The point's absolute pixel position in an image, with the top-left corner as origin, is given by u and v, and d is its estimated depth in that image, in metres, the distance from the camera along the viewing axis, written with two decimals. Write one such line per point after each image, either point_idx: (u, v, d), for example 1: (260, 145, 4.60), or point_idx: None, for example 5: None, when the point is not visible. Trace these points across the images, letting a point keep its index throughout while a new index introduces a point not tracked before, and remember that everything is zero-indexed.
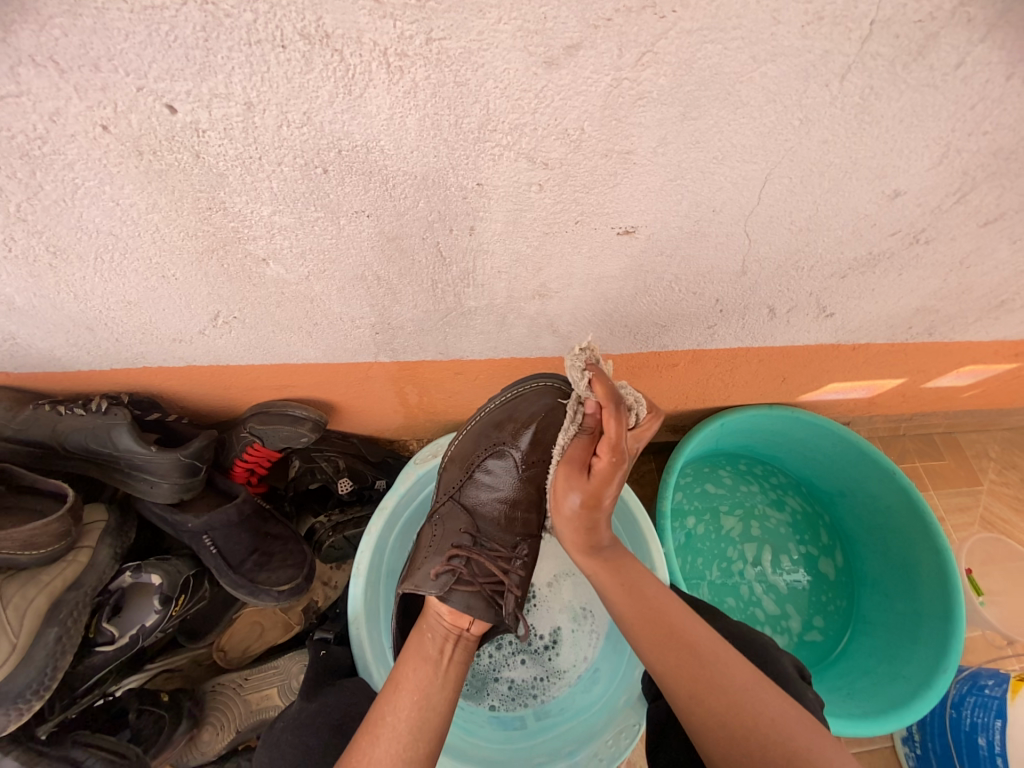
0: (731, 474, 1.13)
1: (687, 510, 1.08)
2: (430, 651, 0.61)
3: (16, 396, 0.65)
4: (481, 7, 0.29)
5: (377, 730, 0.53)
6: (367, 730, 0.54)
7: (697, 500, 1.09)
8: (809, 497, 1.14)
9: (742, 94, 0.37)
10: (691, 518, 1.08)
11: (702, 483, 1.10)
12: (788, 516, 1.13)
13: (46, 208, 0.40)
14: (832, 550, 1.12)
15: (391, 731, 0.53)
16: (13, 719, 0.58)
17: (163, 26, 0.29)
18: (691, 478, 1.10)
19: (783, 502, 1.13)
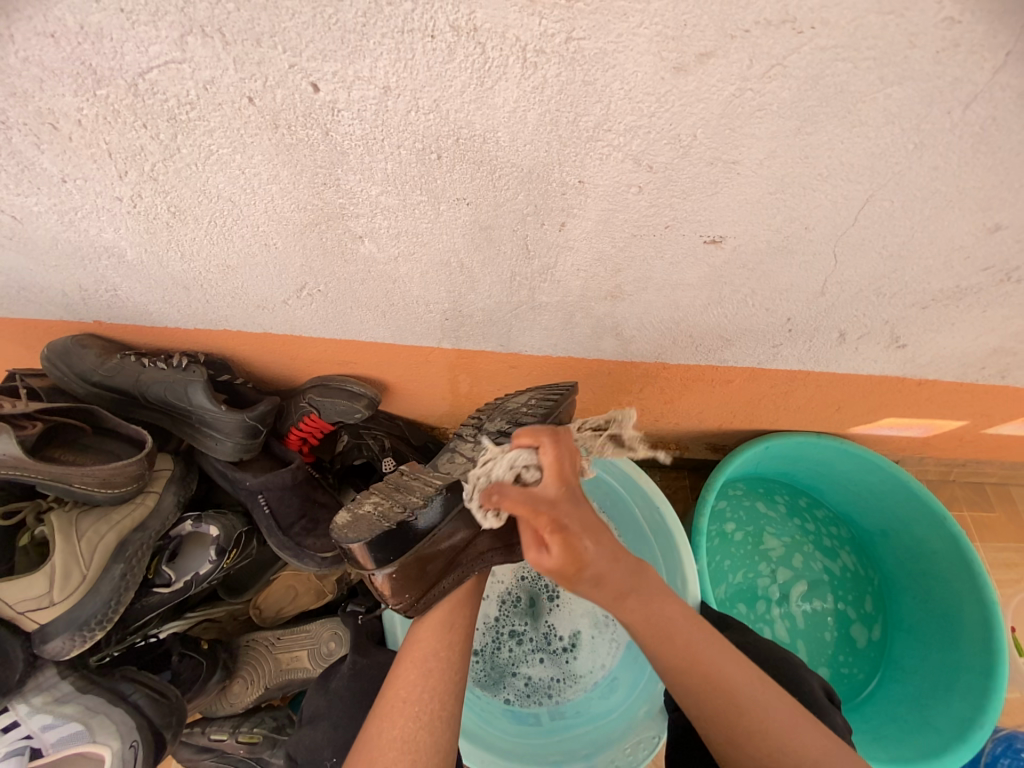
0: (779, 500, 1.11)
1: (724, 510, 1.07)
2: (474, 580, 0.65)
3: (106, 345, 0.70)
4: (625, 11, 0.31)
5: (430, 658, 0.57)
6: (415, 660, 0.57)
7: (740, 514, 1.07)
8: (861, 551, 1.09)
9: (861, 113, 0.37)
10: (728, 530, 1.06)
11: (752, 499, 1.09)
12: (839, 569, 1.08)
13: (178, 171, 0.44)
14: (871, 620, 1.06)
15: (445, 658, 0.57)
16: (77, 645, 0.62)
17: (329, 9, 0.31)
18: (741, 492, 1.09)
19: (837, 552, 1.09)
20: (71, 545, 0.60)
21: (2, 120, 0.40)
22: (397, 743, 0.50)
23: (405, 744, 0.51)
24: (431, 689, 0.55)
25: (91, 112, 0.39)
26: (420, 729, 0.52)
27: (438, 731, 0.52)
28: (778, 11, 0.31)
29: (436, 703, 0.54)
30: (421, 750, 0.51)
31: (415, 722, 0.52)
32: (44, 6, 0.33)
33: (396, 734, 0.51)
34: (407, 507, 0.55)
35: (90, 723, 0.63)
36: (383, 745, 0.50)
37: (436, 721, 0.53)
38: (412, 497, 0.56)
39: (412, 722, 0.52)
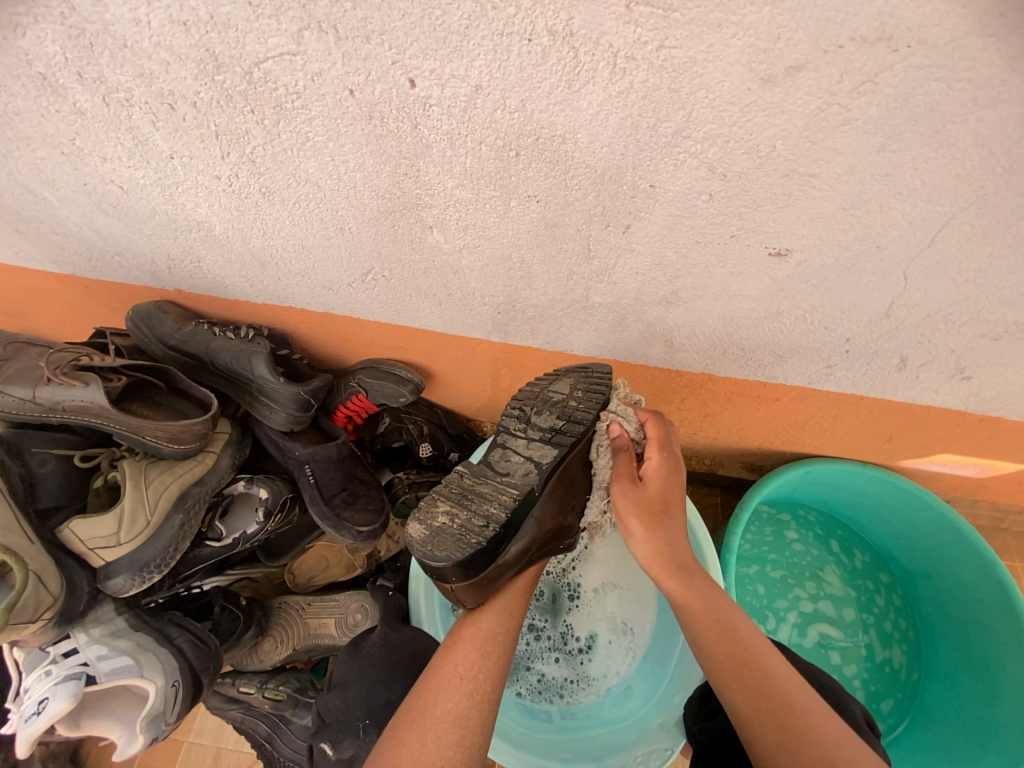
0: (844, 530, 1.08)
1: (786, 520, 1.07)
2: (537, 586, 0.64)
3: (183, 313, 0.76)
4: (720, 22, 0.31)
5: (489, 644, 0.57)
6: (479, 644, 0.57)
7: (811, 536, 1.06)
8: (915, 652, 1.02)
9: (952, 133, 0.36)
10: (790, 536, 1.05)
11: (825, 531, 1.07)
12: (887, 640, 1.02)
13: (274, 154, 0.47)
14: (875, 714, 0.99)
15: (499, 646, 0.58)
16: (135, 584, 0.67)
17: (437, 11, 0.33)
18: (813, 520, 1.08)
19: (890, 638, 1.02)
20: (140, 490, 0.66)
21: (129, 99, 0.45)
22: (452, 718, 0.52)
23: (457, 718, 0.53)
24: (485, 671, 0.56)
25: (207, 95, 0.43)
26: (472, 708, 0.54)
27: (484, 712, 0.54)
28: (875, 28, 0.31)
29: (488, 686, 0.56)
30: (469, 727, 0.53)
31: (469, 699, 0.54)
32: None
33: (450, 708, 0.53)
34: (487, 520, 0.55)
35: (139, 659, 0.67)
36: (438, 716, 0.52)
37: (484, 702, 0.55)
38: (490, 506, 0.56)
39: (468, 700, 0.54)
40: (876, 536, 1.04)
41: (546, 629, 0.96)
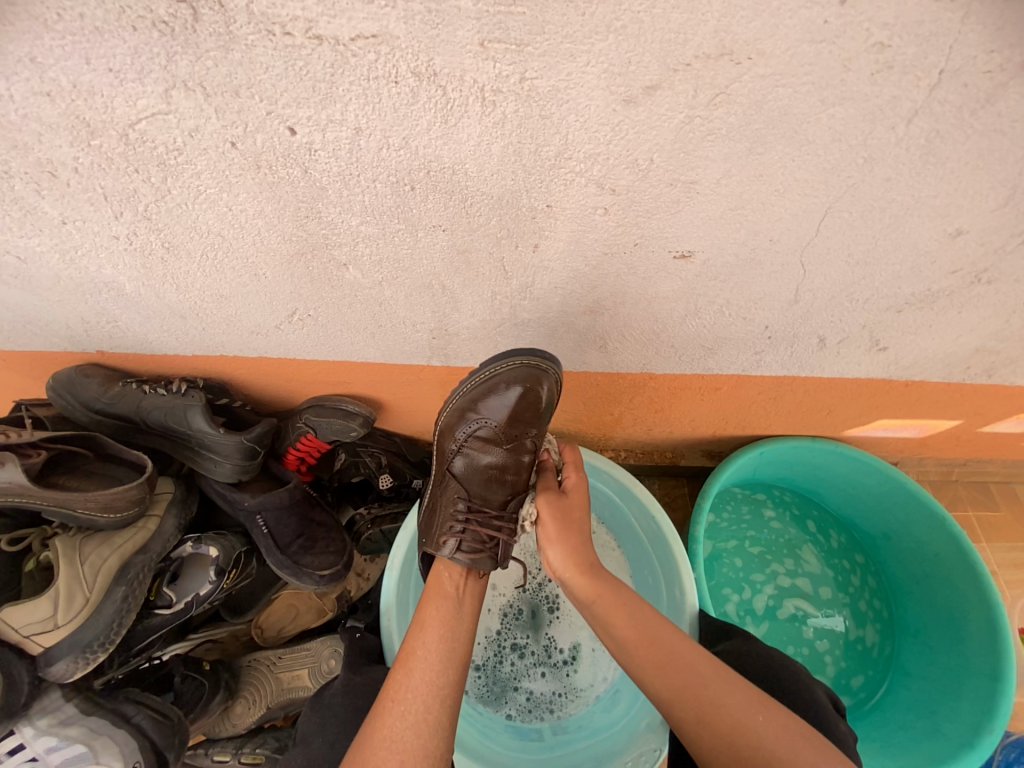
0: (819, 507, 1.11)
1: (763, 498, 1.10)
2: (449, 590, 0.66)
3: (110, 374, 0.73)
4: (573, 51, 0.33)
5: (411, 663, 0.58)
6: (403, 664, 0.58)
7: (790, 513, 1.10)
8: (886, 628, 1.04)
9: (808, 133, 0.39)
10: (769, 515, 1.08)
11: (800, 508, 1.11)
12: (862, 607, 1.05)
13: (169, 210, 0.47)
14: (847, 686, 1.02)
15: (423, 662, 0.58)
16: (80, 667, 0.64)
17: (300, 61, 0.34)
18: (790, 498, 1.11)
19: (862, 616, 1.05)
20: (75, 567, 0.62)
21: (5, 170, 0.43)
22: (386, 743, 0.52)
23: (394, 744, 0.52)
24: (412, 690, 0.56)
25: (87, 160, 0.42)
26: (407, 730, 0.53)
27: (423, 733, 0.53)
28: (715, 45, 0.33)
29: (421, 705, 0.54)
30: (409, 751, 0.51)
31: (402, 723, 0.53)
32: (41, 69, 0.35)
33: (384, 734, 0.52)
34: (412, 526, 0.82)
35: (93, 745, 0.65)
36: (375, 745, 0.52)
37: (421, 724, 0.53)
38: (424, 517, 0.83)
39: (401, 723, 0.53)
40: (840, 507, 1.08)
41: (529, 646, 0.95)
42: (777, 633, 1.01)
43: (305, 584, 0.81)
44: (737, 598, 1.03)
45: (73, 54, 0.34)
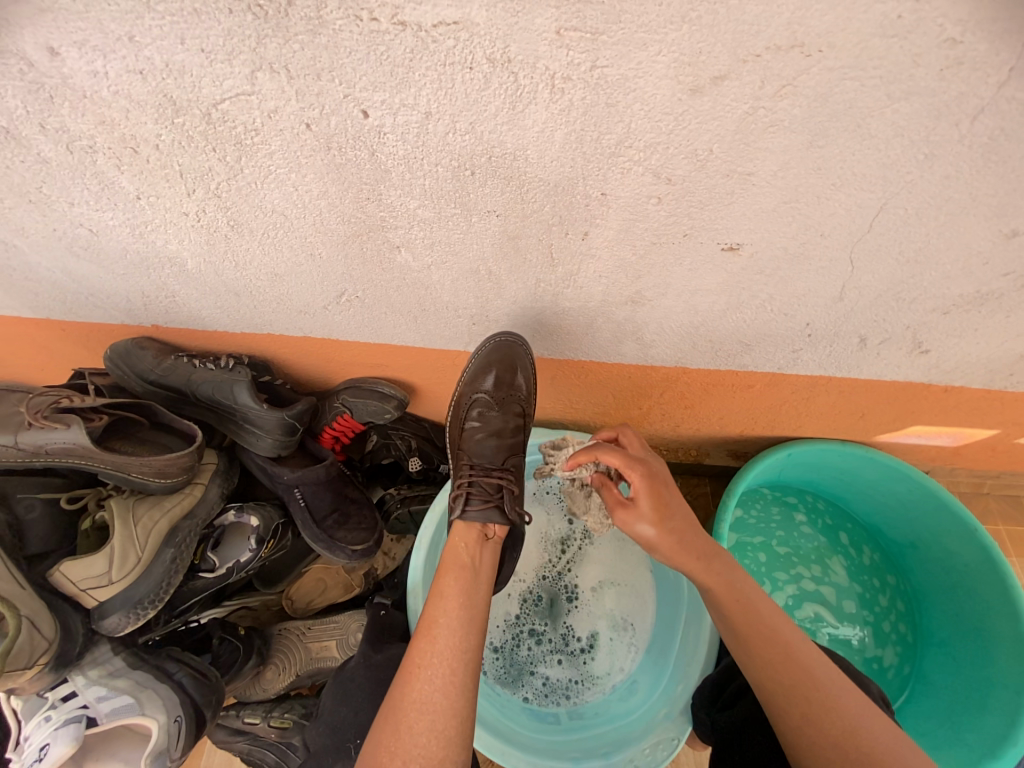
0: (852, 519, 1.10)
1: (795, 503, 1.10)
2: (464, 559, 0.67)
3: (163, 348, 0.76)
4: (645, 41, 0.34)
5: (434, 629, 0.59)
6: (426, 632, 0.59)
7: (824, 521, 1.09)
8: (907, 650, 1.03)
9: (872, 127, 0.39)
10: (801, 518, 1.08)
11: (831, 516, 1.10)
12: (882, 616, 1.05)
13: (238, 188, 0.49)
14: None
15: (446, 627, 0.59)
16: (131, 622, 0.67)
17: (381, 46, 0.35)
18: (823, 508, 1.10)
19: (883, 635, 1.04)
20: (129, 528, 0.66)
21: (92, 145, 0.46)
22: (417, 705, 0.54)
23: (425, 705, 0.54)
24: (439, 655, 0.57)
25: (168, 137, 0.45)
26: (436, 692, 0.55)
27: (451, 694, 0.55)
28: (787, 37, 0.33)
29: (447, 668, 0.56)
30: (438, 712, 0.54)
31: (430, 685, 0.55)
32: (138, 49, 0.38)
33: (414, 697, 0.54)
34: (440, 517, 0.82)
35: (140, 696, 0.68)
36: (406, 708, 0.54)
37: (448, 685, 0.55)
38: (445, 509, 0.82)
39: (429, 686, 0.55)
40: (867, 514, 1.07)
41: (548, 633, 0.97)
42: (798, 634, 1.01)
43: (337, 558, 0.84)
44: None
45: (171, 35, 0.37)
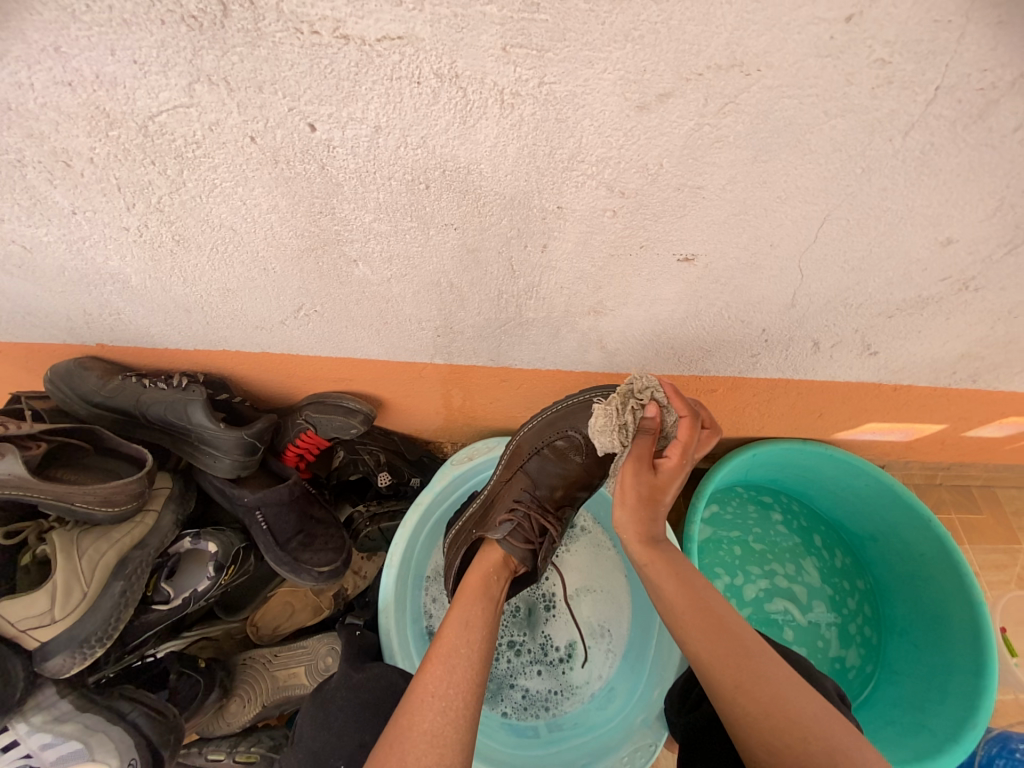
0: (825, 521, 1.13)
1: (771, 502, 1.13)
2: (494, 591, 0.67)
3: (109, 368, 0.72)
4: (591, 58, 0.34)
5: (450, 657, 0.57)
6: (441, 659, 0.57)
7: (802, 522, 1.12)
8: (869, 651, 1.06)
9: (811, 143, 0.40)
10: (778, 517, 1.11)
11: (806, 516, 1.13)
12: (851, 610, 1.08)
13: (183, 203, 0.47)
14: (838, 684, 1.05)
15: (461, 657, 0.58)
16: (76, 662, 0.63)
17: (325, 60, 0.35)
18: (799, 510, 1.13)
19: (848, 636, 1.06)
20: (72, 562, 0.62)
21: (18, 158, 0.43)
22: (428, 737, 0.50)
23: (433, 736, 0.51)
24: (456, 684, 0.55)
25: (103, 150, 0.42)
26: (447, 725, 0.52)
27: (463, 728, 0.52)
28: (726, 57, 0.34)
29: (461, 700, 0.54)
30: (447, 746, 0.50)
31: (443, 716, 0.52)
32: (63, 58, 0.36)
33: (426, 728, 0.51)
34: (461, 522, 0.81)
35: (89, 741, 0.64)
36: (415, 738, 0.50)
37: (460, 719, 0.53)
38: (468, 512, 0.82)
39: (441, 718, 0.52)
40: (833, 510, 1.10)
41: (526, 644, 0.96)
42: (773, 630, 1.03)
43: (304, 581, 0.81)
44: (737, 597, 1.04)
45: (99, 46, 0.35)
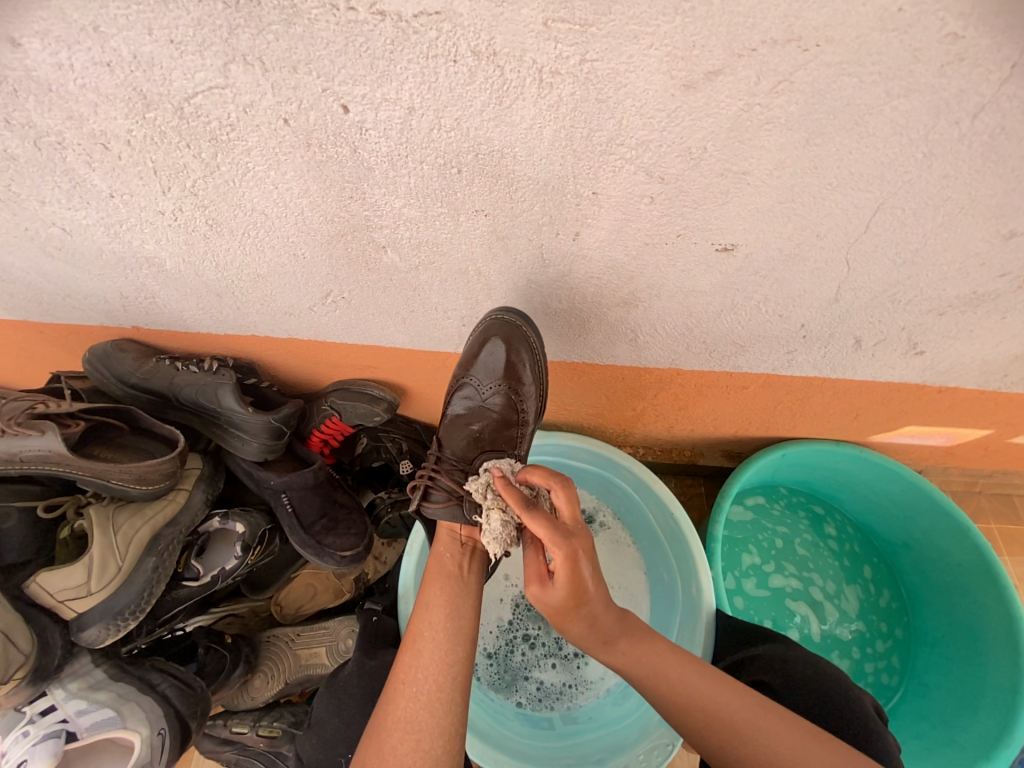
0: (877, 545, 1.08)
1: (823, 514, 1.09)
2: (449, 567, 0.65)
3: (144, 351, 0.74)
4: (637, 33, 0.33)
5: (419, 642, 0.58)
6: (410, 646, 0.58)
7: (853, 542, 1.08)
8: (891, 673, 1.02)
9: (869, 125, 0.38)
10: (829, 529, 1.08)
11: (856, 536, 1.08)
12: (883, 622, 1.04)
13: (216, 186, 0.47)
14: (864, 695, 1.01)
15: (429, 641, 0.58)
16: (111, 633, 0.65)
17: (360, 37, 0.34)
18: (852, 532, 1.09)
19: (859, 673, 1.01)
20: (108, 537, 0.64)
21: (60, 141, 0.44)
22: (401, 726, 0.52)
23: (409, 725, 0.52)
24: (422, 669, 0.56)
25: (140, 133, 0.43)
26: (421, 710, 0.53)
27: (435, 709, 0.53)
28: (783, 30, 0.32)
29: (432, 684, 0.55)
30: (424, 730, 0.52)
31: (415, 702, 0.54)
32: (104, 39, 0.36)
33: (399, 716, 0.53)
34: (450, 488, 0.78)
35: (121, 710, 0.66)
36: (391, 726, 0.53)
37: (434, 702, 0.54)
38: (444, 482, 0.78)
39: (414, 702, 0.54)
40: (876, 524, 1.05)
41: (542, 636, 0.96)
42: (796, 627, 1.00)
43: (326, 564, 0.82)
44: (764, 594, 1.01)
45: (137, 25, 0.35)
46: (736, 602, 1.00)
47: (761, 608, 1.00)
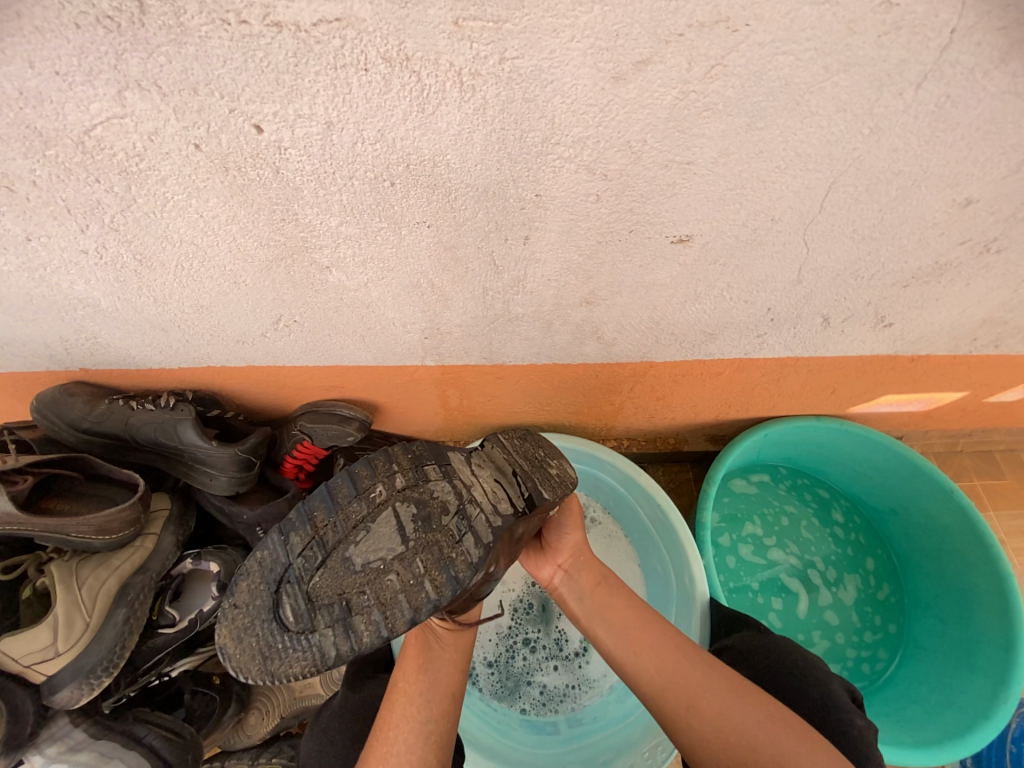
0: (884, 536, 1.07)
1: (829, 498, 1.09)
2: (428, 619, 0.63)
3: (97, 392, 0.71)
4: (556, 26, 0.30)
5: (396, 700, 0.57)
6: (388, 702, 0.58)
7: (861, 532, 1.07)
8: (887, 643, 1.02)
9: (811, 104, 0.36)
10: (838, 515, 1.08)
11: (863, 526, 1.08)
12: (880, 599, 1.04)
13: (138, 221, 0.44)
14: (861, 672, 1.00)
15: (403, 697, 0.57)
16: (86, 692, 0.63)
17: (259, 52, 0.31)
18: (862, 521, 1.08)
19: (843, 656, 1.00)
20: (73, 592, 0.61)
21: None
22: None
23: None
24: (395, 727, 0.54)
25: (44, 172, 0.40)
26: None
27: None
28: (710, 12, 0.30)
29: (407, 742, 0.53)
30: None
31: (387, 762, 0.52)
32: None
33: None
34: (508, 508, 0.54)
35: None
36: None
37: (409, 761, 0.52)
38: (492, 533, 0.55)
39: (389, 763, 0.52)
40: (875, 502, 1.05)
41: (541, 640, 0.95)
42: (788, 596, 1.01)
43: None
44: (760, 568, 1.02)
45: (15, 59, 0.32)
46: (729, 561, 1.01)
47: (755, 572, 1.01)
